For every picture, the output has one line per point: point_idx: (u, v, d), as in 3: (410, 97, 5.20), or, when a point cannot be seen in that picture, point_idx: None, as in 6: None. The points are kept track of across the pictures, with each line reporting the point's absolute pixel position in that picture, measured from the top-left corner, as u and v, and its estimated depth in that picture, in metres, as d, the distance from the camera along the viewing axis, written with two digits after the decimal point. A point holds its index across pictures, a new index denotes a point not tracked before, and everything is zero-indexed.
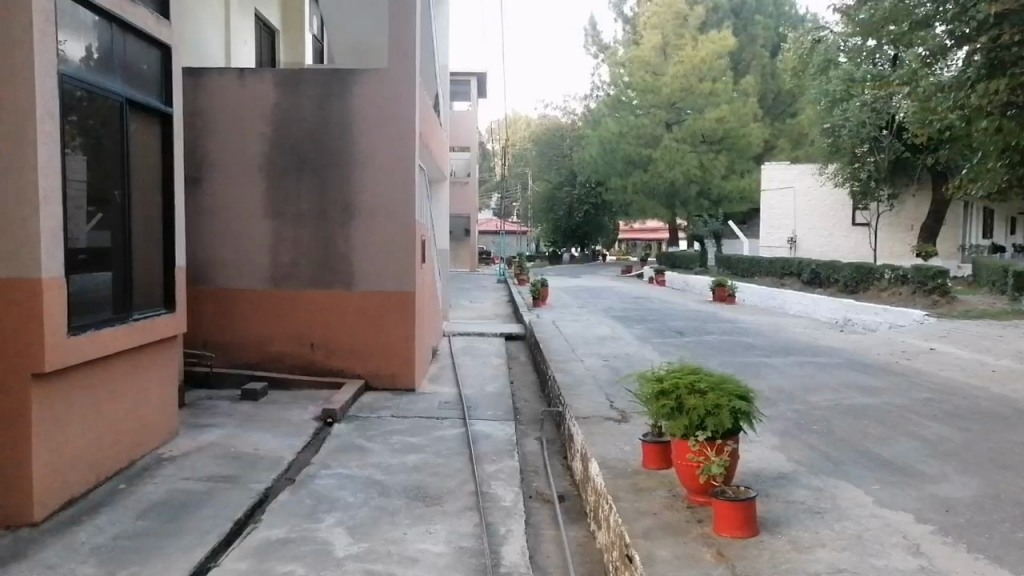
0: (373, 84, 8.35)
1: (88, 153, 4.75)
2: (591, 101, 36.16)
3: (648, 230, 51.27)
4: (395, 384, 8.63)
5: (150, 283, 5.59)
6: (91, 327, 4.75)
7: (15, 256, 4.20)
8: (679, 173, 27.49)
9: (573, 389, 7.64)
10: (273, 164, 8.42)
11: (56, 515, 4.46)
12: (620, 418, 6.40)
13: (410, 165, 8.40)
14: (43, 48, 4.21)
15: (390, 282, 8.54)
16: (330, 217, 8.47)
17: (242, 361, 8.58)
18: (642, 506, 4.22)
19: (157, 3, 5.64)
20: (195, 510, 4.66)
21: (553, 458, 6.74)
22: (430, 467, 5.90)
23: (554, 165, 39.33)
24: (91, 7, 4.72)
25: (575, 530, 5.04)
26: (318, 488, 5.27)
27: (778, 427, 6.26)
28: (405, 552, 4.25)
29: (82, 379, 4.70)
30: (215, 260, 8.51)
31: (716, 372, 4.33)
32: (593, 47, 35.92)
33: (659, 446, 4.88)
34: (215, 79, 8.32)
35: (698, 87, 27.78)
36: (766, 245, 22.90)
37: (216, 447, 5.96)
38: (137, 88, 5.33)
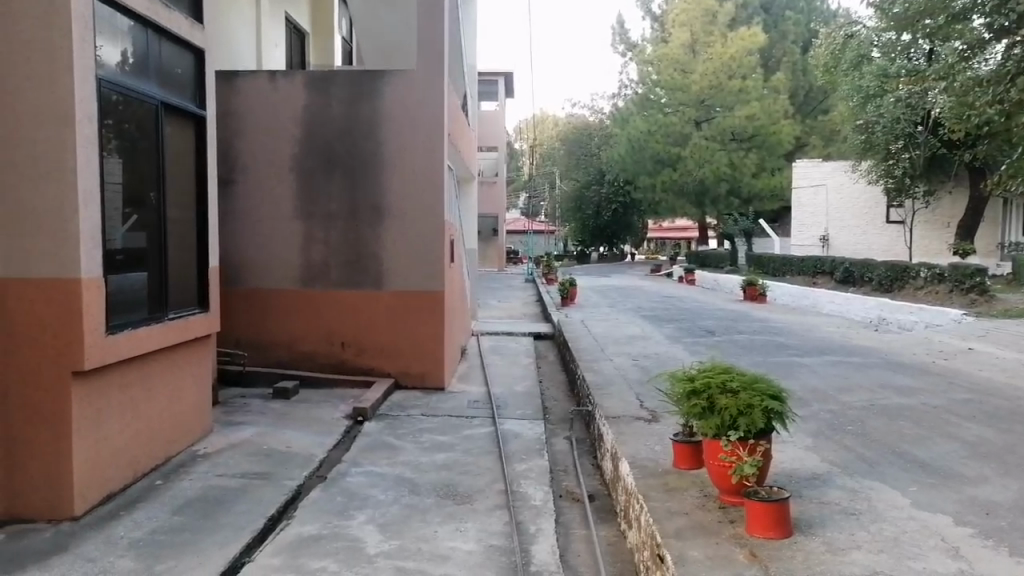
0: (401, 84, 8.40)
1: (122, 156, 4.83)
2: (619, 99, 36.00)
3: (677, 229, 50.72)
4: (424, 384, 8.67)
5: (185, 283, 5.68)
6: (129, 326, 4.85)
7: (55, 257, 4.30)
8: (709, 171, 27.32)
9: (603, 389, 7.59)
10: (304, 165, 8.50)
11: (95, 509, 4.55)
12: (650, 418, 6.36)
13: (439, 164, 8.44)
14: (83, 54, 4.30)
15: (420, 282, 8.58)
16: (360, 216, 8.54)
17: (274, 359, 8.70)
18: (673, 506, 4.19)
19: (192, 7, 5.74)
20: (229, 506, 4.73)
21: (584, 458, 6.72)
22: (461, 465, 5.93)
23: (582, 163, 39.20)
24: (126, 12, 4.81)
25: (606, 530, 5.02)
26: (349, 486, 5.32)
27: (812, 427, 6.16)
28: (436, 549, 4.27)
29: (119, 378, 4.79)
30: (247, 261, 8.62)
31: (748, 372, 4.29)
32: (622, 46, 35.76)
33: (690, 446, 4.84)
34: (247, 82, 8.43)
35: (728, 84, 27.55)
36: (799, 244, 23.00)
37: (250, 445, 6.04)
38: (172, 90, 5.42)
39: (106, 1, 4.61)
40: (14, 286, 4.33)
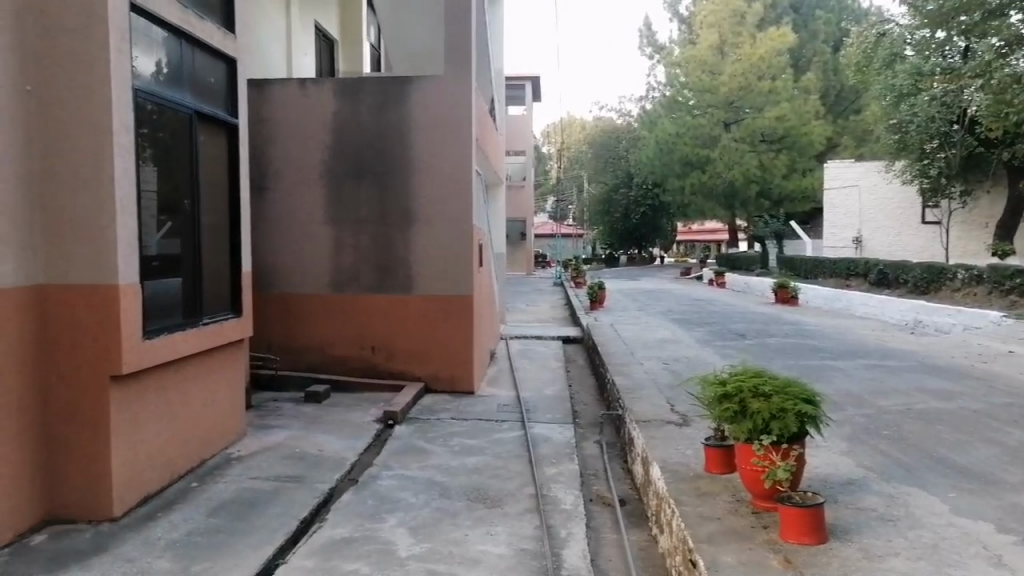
0: (429, 90, 8.46)
1: (157, 164, 4.92)
2: (647, 102, 35.85)
3: (707, 231, 50.29)
4: (454, 387, 8.71)
5: (218, 289, 5.77)
6: (165, 331, 4.94)
7: (94, 264, 4.39)
8: (738, 173, 27.09)
9: (633, 393, 7.56)
10: (334, 171, 8.59)
11: (133, 511, 4.64)
12: (681, 422, 6.32)
13: (467, 169, 8.48)
14: (119, 65, 4.40)
15: (449, 286, 8.62)
16: (390, 222, 8.60)
17: (305, 363, 8.79)
18: (705, 511, 4.16)
19: (224, 17, 5.84)
20: (263, 509, 4.80)
21: (614, 462, 6.69)
22: (491, 469, 5.94)
23: (610, 166, 39.07)
24: (161, 22, 4.91)
25: (637, 535, 4.99)
26: (380, 489, 5.36)
27: (846, 432, 6.08)
28: (467, 553, 4.28)
29: (155, 382, 4.88)
30: (279, 266, 8.72)
31: (781, 375, 4.24)
32: (649, 48, 35.63)
33: (721, 450, 4.80)
34: (278, 90, 8.54)
35: (757, 85, 27.28)
36: (832, 245, 22.59)
37: (282, 448, 6.11)
38: (206, 99, 5.52)
39: (142, 12, 4.71)
40: (54, 293, 4.42)
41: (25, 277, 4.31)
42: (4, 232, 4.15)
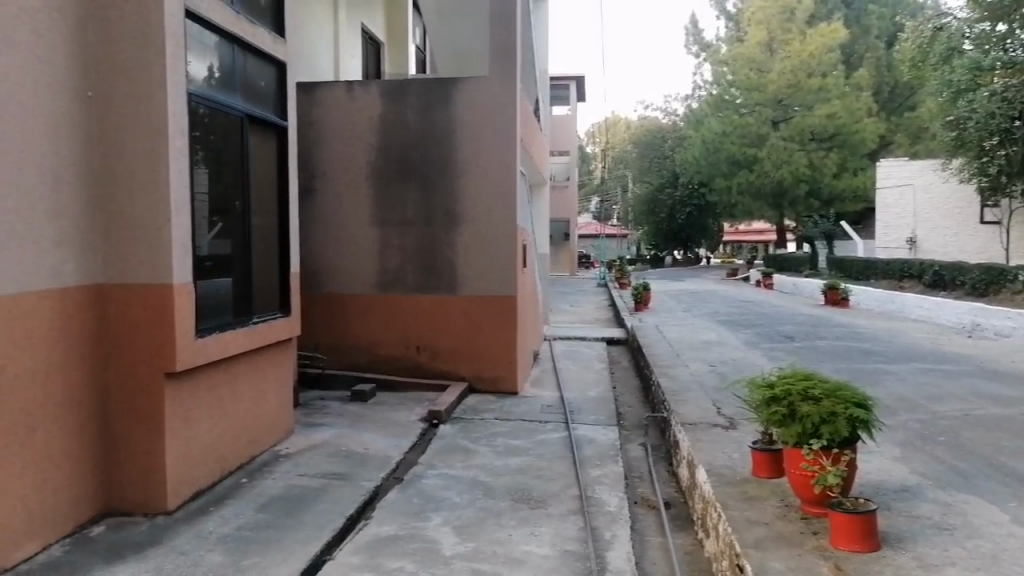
0: (474, 92, 8.50)
1: (209, 167, 5.03)
2: (693, 101, 35.44)
3: (755, 231, 49.48)
4: (498, 387, 8.74)
5: (268, 288, 5.89)
6: (217, 330, 5.06)
7: (149, 264, 4.53)
8: (787, 172, 26.62)
9: (678, 395, 7.48)
10: (380, 172, 8.68)
11: (186, 505, 4.76)
12: (728, 425, 6.23)
13: (512, 170, 8.50)
14: (175, 70, 4.52)
15: (493, 286, 8.65)
16: (435, 223, 8.67)
17: (352, 362, 8.91)
18: (753, 516, 4.09)
19: (275, 22, 5.97)
20: (311, 505, 4.88)
21: (659, 465, 6.63)
22: (535, 469, 5.94)
23: (655, 166, 38.76)
24: (214, 28, 5.03)
25: (683, 538, 4.94)
26: (425, 488, 5.40)
27: (900, 437, 5.92)
28: (511, 553, 4.29)
29: (208, 379, 5.01)
30: (326, 266, 8.86)
31: (831, 379, 4.15)
32: (695, 47, 35.25)
33: (768, 454, 4.71)
34: (326, 93, 8.67)
35: (807, 82, 26.71)
36: (884, 246, 22.21)
37: (329, 446, 6.21)
38: (256, 103, 5.64)
39: (197, 19, 4.84)
40: (112, 291, 4.56)
41: (86, 277, 4.45)
42: (67, 233, 4.29)
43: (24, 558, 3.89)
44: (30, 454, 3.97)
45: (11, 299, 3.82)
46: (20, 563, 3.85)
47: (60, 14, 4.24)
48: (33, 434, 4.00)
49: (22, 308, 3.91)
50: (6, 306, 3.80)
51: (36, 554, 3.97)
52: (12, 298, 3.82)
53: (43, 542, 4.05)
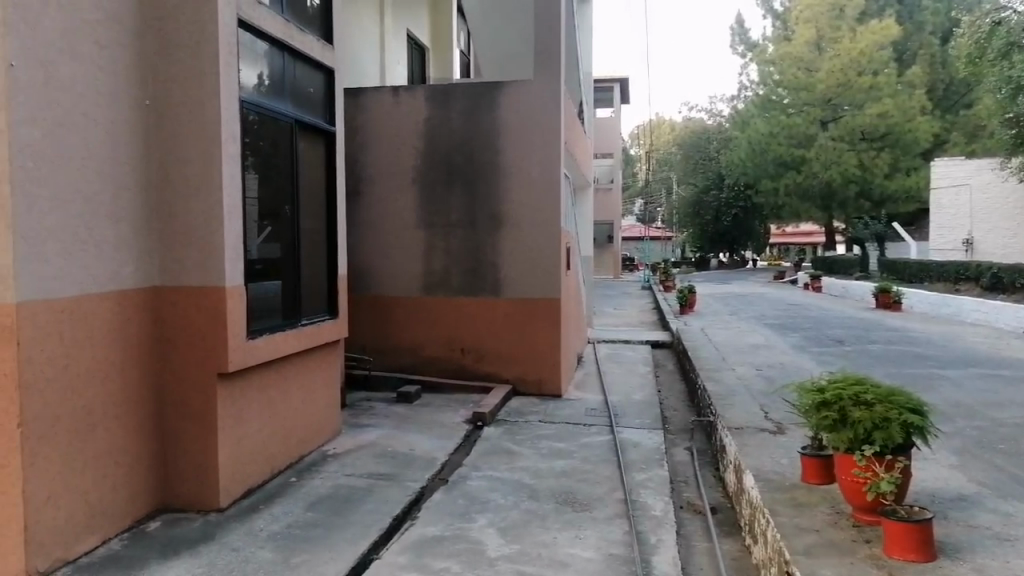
0: (518, 95, 8.53)
1: (259, 171, 5.15)
2: (739, 101, 34.97)
3: (803, 233, 48.58)
4: (542, 391, 8.75)
5: (316, 291, 5.99)
6: (267, 331, 5.17)
7: (203, 267, 4.65)
8: (836, 173, 26.06)
9: (725, 399, 7.39)
10: (425, 176, 8.76)
11: (238, 502, 4.88)
12: (776, 430, 6.13)
13: (556, 173, 8.51)
14: (227, 78, 4.65)
15: (537, 289, 8.66)
16: (479, 226, 8.72)
17: (398, 364, 9.02)
18: (803, 522, 4.02)
19: (323, 29, 6.08)
20: (358, 504, 4.95)
21: (705, 469, 6.56)
22: (579, 472, 5.92)
23: (700, 167, 38.17)
24: (264, 36, 5.14)
25: (730, 544, 4.88)
26: (470, 489, 5.43)
27: (957, 444, 5.75)
28: (556, 556, 4.29)
29: (259, 379, 5.12)
30: (372, 269, 8.97)
31: (884, 384, 4.06)
32: (741, 47, 34.79)
33: (818, 459, 4.63)
34: (372, 98, 8.79)
35: (857, 81, 26.09)
36: (938, 248, 21.56)
37: (375, 446, 6.29)
38: (305, 108, 5.75)
39: (249, 28, 4.97)
40: (168, 294, 4.70)
41: (143, 280, 4.59)
42: (125, 237, 4.43)
43: (85, 552, 4.03)
44: (91, 451, 4.10)
45: (73, 300, 3.96)
46: (81, 556, 3.98)
47: (120, 26, 4.39)
48: (93, 432, 4.13)
49: (83, 310, 4.05)
50: (69, 307, 3.93)
51: (96, 548, 4.10)
52: (73, 300, 3.96)
53: (103, 536, 4.18)
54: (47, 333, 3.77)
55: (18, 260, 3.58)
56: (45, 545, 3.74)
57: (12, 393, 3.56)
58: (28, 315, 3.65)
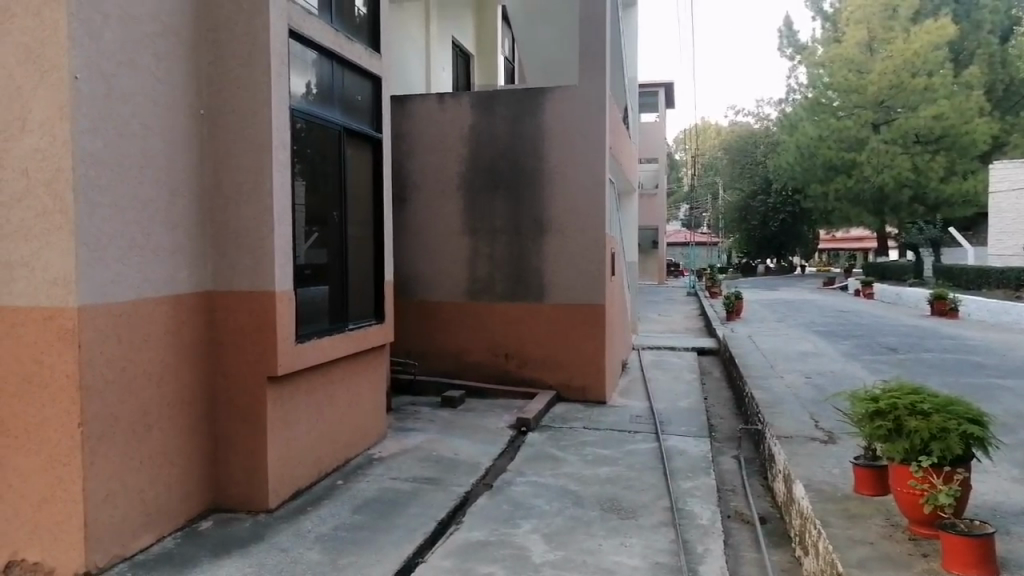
0: (563, 101, 8.53)
1: (307, 178, 5.24)
2: (787, 105, 34.37)
3: (853, 238, 47.54)
4: (585, 396, 8.71)
5: (363, 296, 6.07)
6: (315, 335, 5.25)
7: (254, 272, 4.75)
8: (889, 176, 25.45)
9: (773, 407, 7.26)
10: (470, 182, 8.81)
11: (286, 504, 4.96)
12: (826, 439, 5.99)
13: (601, 178, 8.48)
14: (279, 87, 4.75)
15: (582, 295, 8.63)
16: (524, 232, 8.73)
17: (442, 369, 9.07)
18: (856, 534, 3.91)
19: (371, 38, 6.16)
20: (404, 508, 4.99)
21: (753, 478, 6.45)
22: (624, 480, 5.87)
23: (747, 172, 37.58)
24: (313, 45, 5.24)
25: (779, 555, 4.78)
26: (514, 495, 5.43)
27: (1019, 457, 5.54)
28: (601, 563, 4.25)
29: (307, 383, 5.20)
30: (417, 275, 9.05)
31: (942, 393, 3.94)
32: (789, 49, 34.22)
33: (872, 470, 4.49)
34: (418, 104, 8.87)
35: (911, 82, 25.24)
36: (997, 253, 20.89)
37: (420, 450, 6.33)
38: (353, 116, 5.84)
39: (299, 37, 5.07)
40: (220, 298, 4.81)
41: (197, 285, 4.70)
42: (181, 243, 4.55)
43: (141, 549, 4.13)
44: (147, 451, 4.21)
45: (131, 304, 4.08)
46: (137, 553, 4.09)
47: (177, 38, 4.52)
48: (149, 433, 4.24)
49: (141, 314, 4.17)
50: (127, 311, 4.05)
51: (151, 545, 4.21)
52: (131, 304, 4.07)
53: (158, 534, 4.29)
54: (108, 335, 3.90)
55: (80, 264, 3.71)
56: (104, 541, 3.85)
57: (73, 393, 3.68)
58: (89, 318, 3.77)
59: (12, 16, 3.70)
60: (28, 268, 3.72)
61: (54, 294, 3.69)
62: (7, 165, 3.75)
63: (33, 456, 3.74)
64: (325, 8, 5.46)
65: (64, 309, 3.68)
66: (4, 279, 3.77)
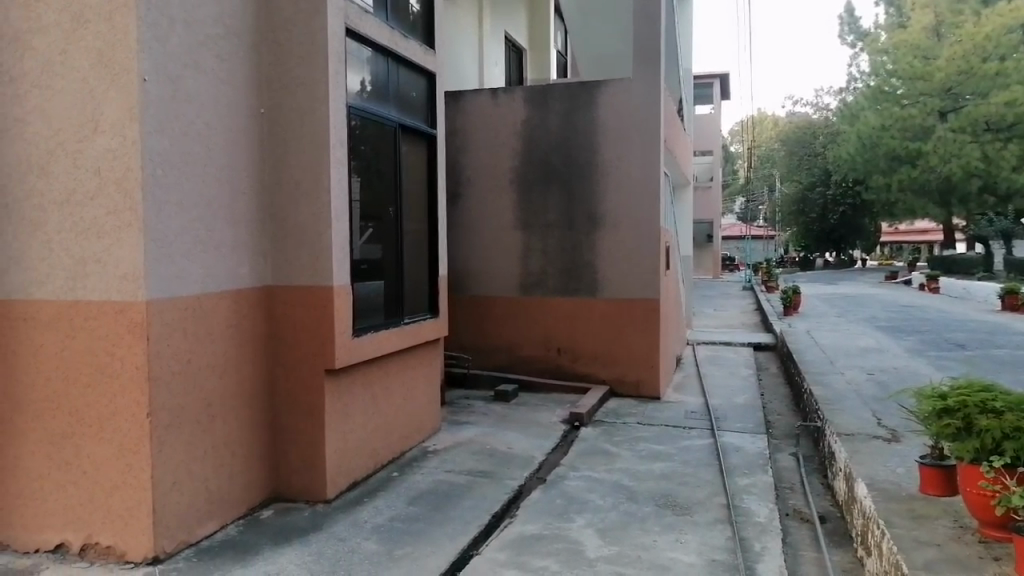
0: (617, 94, 8.47)
1: (362, 175, 5.31)
2: (848, 94, 33.38)
3: (918, 231, 45.93)
4: (640, 392, 8.64)
5: (418, 290, 6.13)
6: (371, 330, 5.34)
7: (312, 268, 4.84)
8: (956, 166, 24.30)
9: (833, 404, 7.09)
10: (523, 177, 8.81)
11: (343, 495, 5.06)
12: (889, 437, 5.82)
13: (655, 171, 8.38)
14: (335, 86, 4.82)
15: (636, 289, 8.57)
16: (577, 226, 8.70)
17: (495, 363, 9.12)
18: (922, 536, 3.79)
19: (425, 35, 6.21)
20: (458, 500, 5.04)
21: (812, 477, 6.31)
22: (679, 476, 5.81)
23: (806, 163, 36.66)
24: (368, 43, 5.30)
25: (840, 555, 4.67)
26: (568, 489, 5.43)
27: None
28: (656, 559, 4.22)
29: (363, 376, 5.29)
30: (471, 270, 9.10)
31: (1015, 392, 3.80)
32: (851, 36, 33.21)
33: (939, 470, 4.33)
34: (472, 101, 8.91)
35: (981, 68, 23.94)
36: None
37: (474, 444, 6.37)
38: (408, 113, 5.90)
39: (355, 36, 5.15)
40: (280, 293, 4.92)
41: (257, 280, 4.82)
42: (242, 239, 4.66)
43: (205, 536, 4.27)
44: (211, 442, 4.35)
45: (195, 299, 4.20)
46: (202, 539, 4.22)
47: (238, 39, 4.63)
48: (213, 423, 4.38)
49: (205, 308, 4.29)
50: (191, 305, 4.18)
51: (215, 532, 4.35)
52: (195, 299, 4.20)
53: (221, 522, 4.43)
54: (174, 328, 4.03)
55: (148, 260, 3.84)
56: (171, 527, 3.99)
57: (142, 383, 3.82)
58: (157, 312, 3.90)
59: (85, 22, 3.85)
60: (100, 264, 3.87)
61: (124, 289, 3.84)
62: (79, 164, 3.90)
63: (105, 443, 3.90)
64: (381, 6, 5.53)
65: (133, 303, 3.82)
66: (78, 274, 3.93)
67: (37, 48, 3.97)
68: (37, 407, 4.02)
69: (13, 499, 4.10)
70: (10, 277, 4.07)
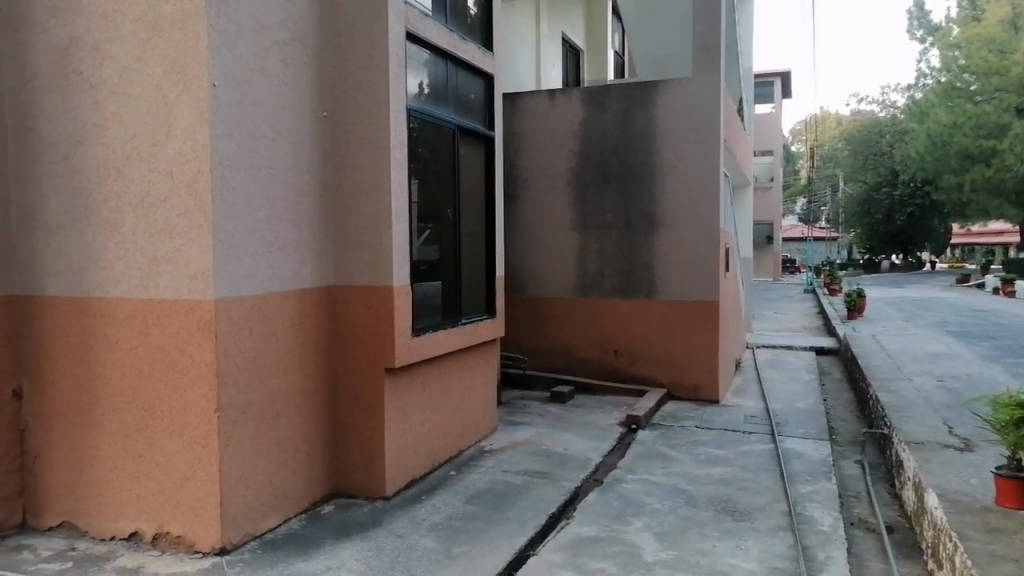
0: (676, 93, 8.36)
1: (422, 177, 5.38)
2: (917, 91, 32.24)
3: (992, 233, 44.01)
4: (698, 396, 8.52)
5: (476, 291, 6.18)
6: (429, 330, 5.40)
7: (373, 268, 4.93)
8: None
9: (901, 411, 6.86)
10: (580, 178, 8.79)
11: (402, 492, 5.13)
12: (961, 446, 5.60)
13: (714, 172, 8.25)
14: (396, 90, 4.90)
15: (694, 291, 8.46)
16: (634, 227, 8.63)
17: (551, 364, 9.12)
18: (998, 550, 3.64)
19: (484, 37, 6.25)
20: (515, 500, 5.06)
21: (878, 485, 6.13)
22: (739, 481, 5.72)
23: (871, 162, 35.52)
24: (427, 46, 5.37)
25: (908, 566, 4.53)
26: (625, 492, 5.39)
27: None
28: (715, 565, 4.16)
29: (422, 375, 5.36)
30: (528, 271, 9.12)
31: None
32: (921, 30, 32.10)
33: (1015, 482, 4.16)
34: (529, 102, 8.93)
35: None
36: None
37: (530, 444, 6.39)
38: (466, 115, 5.95)
39: (414, 39, 5.22)
40: (342, 293, 5.01)
41: (320, 280, 4.93)
42: (305, 240, 4.78)
43: (269, 529, 4.38)
44: (275, 438, 4.46)
45: (261, 298, 4.32)
46: (266, 532, 4.34)
47: (303, 45, 4.74)
48: (277, 420, 4.49)
49: (270, 307, 4.41)
50: (258, 304, 4.30)
51: (278, 526, 4.46)
52: (260, 298, 4.31)
53: (284, 516, 4.54)
54: (240, 327, 4.15)
55: (216, 260, 3.97)
56: (237, 520, 4.11)
57: (211, 380, 3.95)
58: (225, 311, 4.02)
59: (159, 31, 4.00)
60: (172, 263, 4.02)
61: (194, 288, 3.97)
62: (153, 167, 4.05)
63: (175, 436, 4.04)
64: (440, 10, 5.59)
65: (202, 303, 3.95)
66: (151, 273, 4.08)
67: (115, 56, 4.14)
68: (113, 401, 4.19)
69: (90, 488, 4.29)
70: (89, 276, 4.26)
